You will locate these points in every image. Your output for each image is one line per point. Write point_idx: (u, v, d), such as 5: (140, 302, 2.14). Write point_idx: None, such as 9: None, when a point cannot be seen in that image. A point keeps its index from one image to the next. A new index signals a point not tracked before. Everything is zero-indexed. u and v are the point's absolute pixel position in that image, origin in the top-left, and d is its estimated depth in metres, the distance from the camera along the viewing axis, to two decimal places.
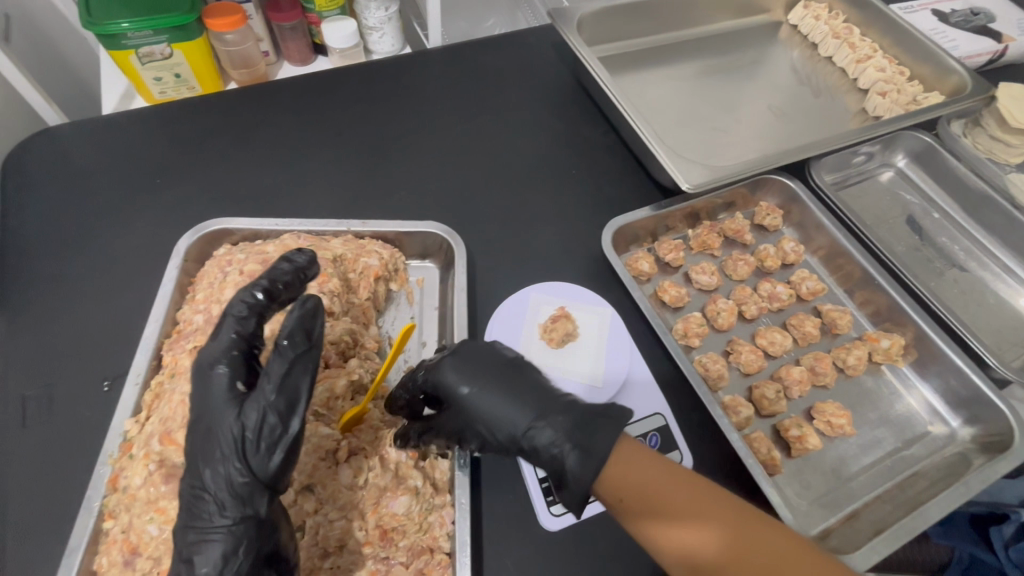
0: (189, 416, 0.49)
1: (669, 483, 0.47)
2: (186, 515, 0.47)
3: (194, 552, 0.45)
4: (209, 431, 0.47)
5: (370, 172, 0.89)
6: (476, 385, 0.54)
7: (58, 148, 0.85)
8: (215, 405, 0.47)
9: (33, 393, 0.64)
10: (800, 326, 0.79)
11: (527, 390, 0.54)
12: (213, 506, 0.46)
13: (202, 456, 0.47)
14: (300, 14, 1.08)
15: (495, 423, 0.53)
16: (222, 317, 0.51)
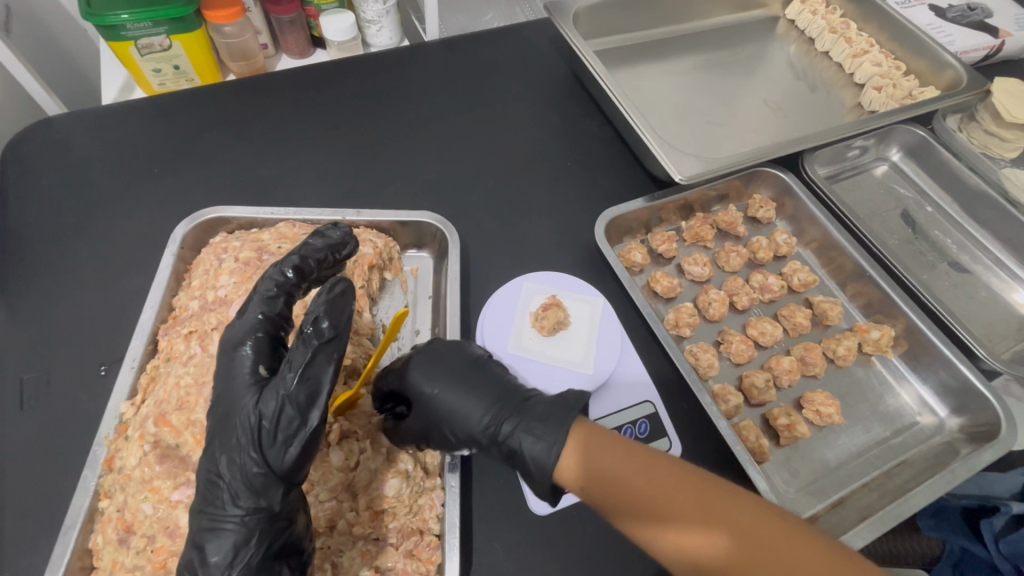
0: (211, 398, 0.50)
1: (643, 468, 0.46)
2: (200, 505, 0.47)
3: (206, 540, 0.45)
4: (229, 418, 0.48)
5: (366, 163, 0.90)
6: (433, 376, 0.58)
7: (57, 137, 0.86)
8: (237, 389, 0.49)
9: (32, 376, 0.65)
10: (791, 316, 0.80)
11: (484, 391, 0.57)
12: (226, 495, 0.46)
13: (220, 441, 0.48)
14: (298, 7, 1.09)
15: (453, 412, 0.56)
16: (252, 294, 0.54)
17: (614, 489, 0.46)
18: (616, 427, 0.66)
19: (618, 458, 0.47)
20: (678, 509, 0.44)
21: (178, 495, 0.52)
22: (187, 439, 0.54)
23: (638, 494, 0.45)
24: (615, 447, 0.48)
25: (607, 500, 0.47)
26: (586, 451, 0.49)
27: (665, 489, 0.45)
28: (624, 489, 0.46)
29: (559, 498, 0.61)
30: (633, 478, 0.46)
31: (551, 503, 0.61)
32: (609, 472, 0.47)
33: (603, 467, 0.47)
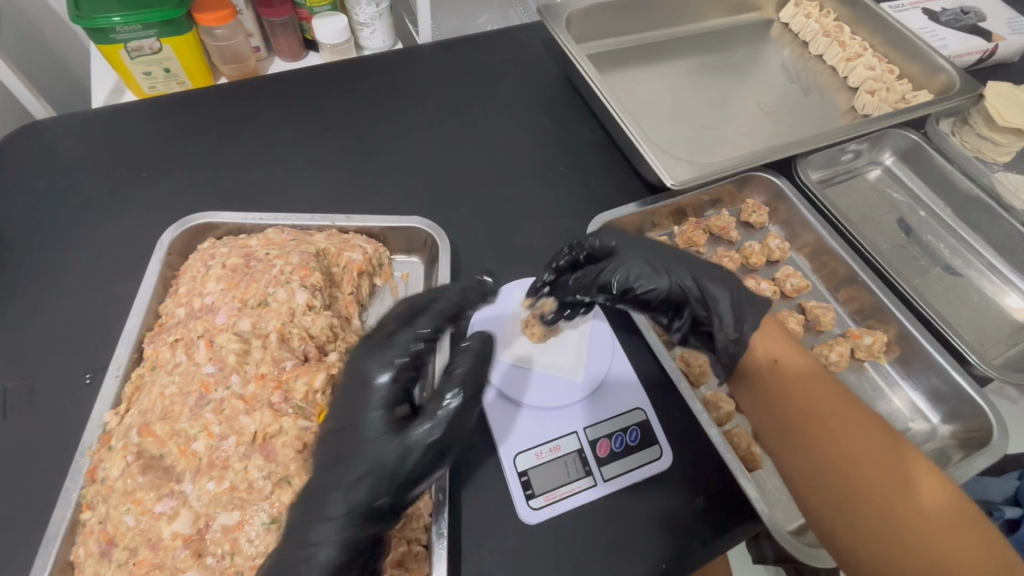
0: (337, 423, 0.52)
1: (830, 389, 0.57)
2: (289, 528, 0.49)
3: (307, 561, 0.47)
4: (343, 460, 0.50)
5: (357, 167, 0.89)
6: (638, 245, 0.69)
7: (45, 141, 0.85)
8: (377, 424, 0.51)
9: (16, 385, 0.64)
10: (783, 322, 0.80)
11: (675, 258, 0.67)
12: (337, 519, 0.49)
13: (342, 466, 0.50)
14: (290, 9, 1.08)
15: (661, 270, 0.66)
16: (400, 330, 0.56)
17: (791, 385, 0.58)
18: (606, 435, 0.65)
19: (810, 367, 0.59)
20: (845, 417, 0.55)
21: (161, 507, 0.51)
22: (171, 450, 0.54)
23: (810, 400, 0.57)
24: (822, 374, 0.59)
25: (782, 389, 0.59)
26: (786, 353, 0.61)
27: (850, 410, 0.55)
28: (802, 396, 0.57)
29: (549, 507, 0.61)
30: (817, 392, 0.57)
31: (541, 512, 0.60)
32: (796, 377, 0.59)
33: (800, 370, 0.59)
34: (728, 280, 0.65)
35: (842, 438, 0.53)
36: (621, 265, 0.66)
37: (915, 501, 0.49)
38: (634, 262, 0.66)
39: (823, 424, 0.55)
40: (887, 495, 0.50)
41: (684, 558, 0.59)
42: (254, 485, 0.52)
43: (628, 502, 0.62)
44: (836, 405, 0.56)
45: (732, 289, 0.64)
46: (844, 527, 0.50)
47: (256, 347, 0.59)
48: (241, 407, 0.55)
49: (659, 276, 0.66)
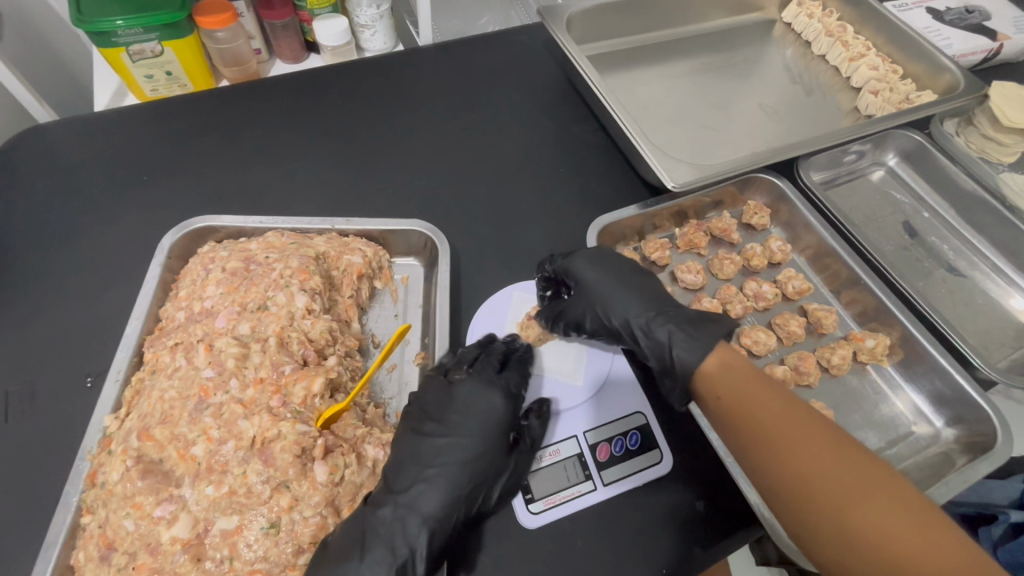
0: (451, 445, 0.60)
1: (773, 397, 0.55)
2: (429, 517, 0.55)
3: (384, 566, 0.52)
4: (494, 467, 0.59)
5: (358, 170, 0.89)
6: (602, 276, 0.72)
7: (46, 145, 0.86)
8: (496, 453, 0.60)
9: (17, 389, 0.64)
10: (785, 325, 0.79)
11: (640, 300, 0.70)
12: (421, 533, 0.54)
13: (446, 489, 0.57)
14: (291, 12, 1.08)
15: (610, 308, 0.69)
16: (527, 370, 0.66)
17: (737, 411, 0.55)
18: (606, 439, 0.65)
19: (748, 378, 0.57)
20: (793, 428, 0.52)
21: (160, 511, 0.51)
22: (170, 454, 0.54)
23: (759, 421, 0.54)
24: (764, 380, 0.57)
25: (731, 416, 0.56)
26: (725, 377, 0.58)
27: (796, 418, 0.53)
28: (753, 416, 0.54)
29: (548, 512, 0.61)
30: (764, 410, 0.54)
31: (540, 517, 0.60)
32: (739, 393, 0.56)
33: (742, 391, 0.56)
34: (673, 319, 0.67)
35: (794, 456, 0.51)
36: (580, 301, 0.70)
37: (873, 517, 0.47)
38: (592, 297, 0.70)
39: (773, 443, 0.52)
40: (849, 502, 0.48)
41: (684, 563, 0.59)
42: (252, 489, 0.52)
43: (628, 506, 0.62)
44: (783, 417, 0.53)
45: (674, 329, 0.65)
46: (828, 545, 0.48)
47: (255, 351, 0.59)
48: (240, 412, 0.55)
49: (608, 315, 0.69)
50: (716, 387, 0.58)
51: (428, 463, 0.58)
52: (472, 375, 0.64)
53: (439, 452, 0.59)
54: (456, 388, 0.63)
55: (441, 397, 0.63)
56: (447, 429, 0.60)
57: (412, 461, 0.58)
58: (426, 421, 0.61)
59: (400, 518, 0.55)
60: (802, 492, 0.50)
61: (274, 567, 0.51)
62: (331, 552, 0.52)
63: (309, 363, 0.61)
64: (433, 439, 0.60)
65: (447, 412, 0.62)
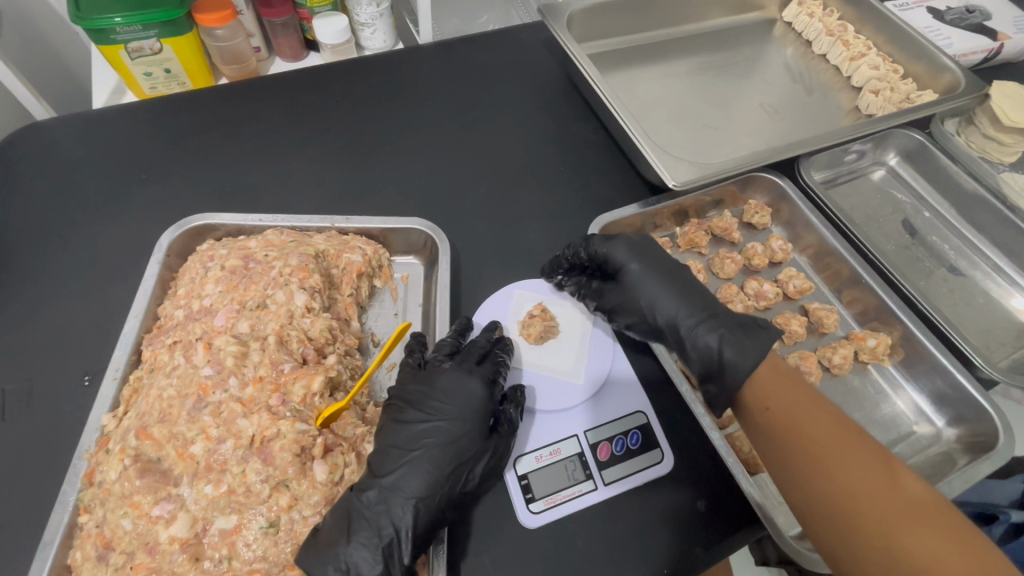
0: (424, 429, 0.58)
1: (823, 416, 0.57)
2: (414, 496, 0.54)
3: (367, 549, 0.52)
4: (474, 447, 0.58)
5: (357, 168, 0.89)
6: (647, 270, 0.71)
7: (44, 143, 0.85)
8: (472, 435, 0.59)
9: (15, 387, 0.64)
10: (786, 324, 0.79)
11: (685, 301, 0.69)
12: (402, 516, 0.54)
13: (422, 471, 0.56)
14: (291, 10, 1.08)
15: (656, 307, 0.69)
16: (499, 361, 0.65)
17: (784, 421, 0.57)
18: (607, 438, 0.65)
19: (791, 395, 0.59)
20: (833, 448, 0.54)
21: (159, 511, 0.51)
22: (168, 453, 0.53)
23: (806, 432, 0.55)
24: (817, 402, 0.58)
25: (774, 425, 0.58)
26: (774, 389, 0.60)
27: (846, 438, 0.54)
28: (795, 433, 0.56)
29: (549, 511, 0.60)
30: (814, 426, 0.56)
31: (540, 516, 0.60)
32: (781, 410, 0.58)
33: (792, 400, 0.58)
34: (721, 323, 0.66)
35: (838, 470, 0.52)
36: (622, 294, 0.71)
37: (912, 539, 0.47)
38: (634, 293, 0.70)
39: (812, 459, 0.54)
40: (886, 523, 0.48)
41: (685, 562, 0.58)
42: (251, 489, 0.52)
43: (629, 504, 0.62)
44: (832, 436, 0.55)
45: (724, 334, 0.65)
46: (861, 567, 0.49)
47: (254, 350, 0.59)
48: (239, 410, 0.55)
49: (651, 314, 0.69)
50: (766, 396, 0.60)
51: (408, 446, 0.57)
52: (452, 365, 0.63)
53: (420, 434, 0.58)
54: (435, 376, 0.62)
55: (419, 384, 0.62)
56: (426, 412, 0.59)
57: (393, 445, 0.57)
58: (405, 407, 0.60)
59: (383, 499, 0.54)
60: (838, 511, 0.51)
61: (273, 566, 0.51)
62: (323, 538, 0.51)
63: (308, 362, 0.61)
64: (411, 423, 0.59)
65: (426, 398, 0.60)
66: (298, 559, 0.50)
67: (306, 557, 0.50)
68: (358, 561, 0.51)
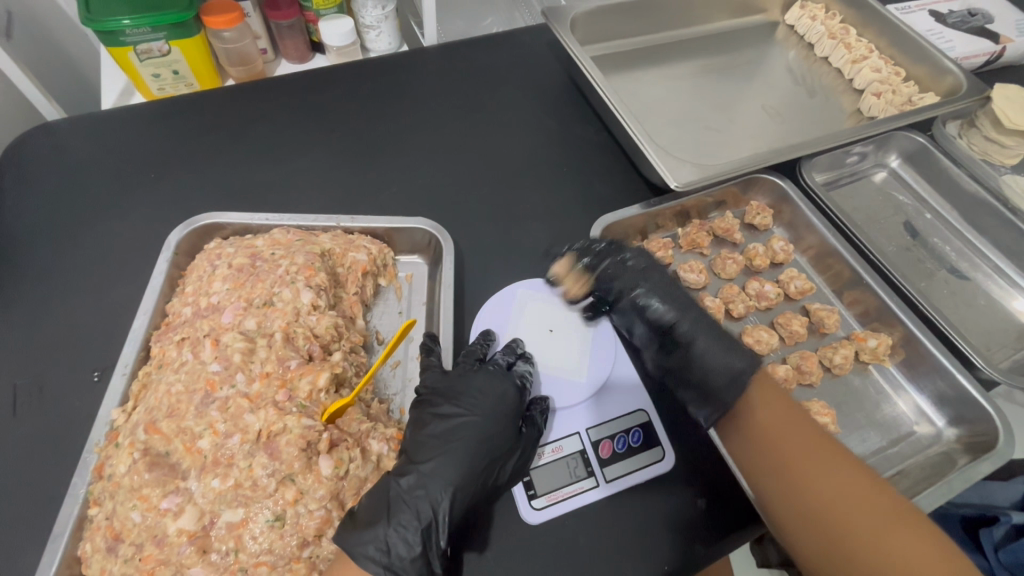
0: (460, 421, 0.61)
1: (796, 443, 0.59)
2: (452, 484, 0.56)
3: (406, 532, 0.53)
4: (506, 443, 0.60)
5: (362, 168, 0.90)
6: (650, 285, 0.70)
7: (54, 142, 0.87)
8: (505, 429, 0.61)
9: (25, 383, 0.65)
10: (787, 324, 0.79)
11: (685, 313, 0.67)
12: (439, 501, 0.55)
13: (459, 460, 0.58)
14: (297, 12, 1.09)
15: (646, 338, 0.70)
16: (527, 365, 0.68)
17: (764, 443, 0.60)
18: (609, 435, 0.66)
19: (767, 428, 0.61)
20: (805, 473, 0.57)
21: (167, 503, 0.52)
22: (177, 447, 0.54)
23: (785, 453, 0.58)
24: (796, 419, 0.61)
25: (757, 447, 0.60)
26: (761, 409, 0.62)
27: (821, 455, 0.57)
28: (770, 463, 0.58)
29: (552, 507, 0.61)
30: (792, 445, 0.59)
31: (543, 512, 0.61)
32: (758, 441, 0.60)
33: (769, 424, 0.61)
34: (713, 345, 0.65)
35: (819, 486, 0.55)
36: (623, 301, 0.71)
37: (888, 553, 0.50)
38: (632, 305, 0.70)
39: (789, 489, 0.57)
40: (874, 536, 0.51)
41: (687, 560, 0.59)
42: (258, 482, 0.53)
43: (631, 502, 0.62)
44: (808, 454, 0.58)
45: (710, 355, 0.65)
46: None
47: (261, 346, 0.60)
48: (246, 406, 0.56)
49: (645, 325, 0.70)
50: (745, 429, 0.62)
51: (446, 437, 0.60)
52: (483, 368, 0.66)
53: (457, 426, 0.60)
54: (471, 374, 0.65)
55: (450, 382, 0.64)
56: (462, 406, 0.62)
57: (430, 435, 0.60)
58: (440, 402, 0.62)
59: (423, 484, 0.56)
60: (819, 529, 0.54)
61: (279, 559, 0.51)
62: (360, 518, 0.54)
63: (314, 358, 0.62)
64: (447, 416, 0.61)
65: (459, 394, 0.63)
66: (337, 538, 0.52)
67: (345, 536, 0.52)
68: (395, 543, 0.53)
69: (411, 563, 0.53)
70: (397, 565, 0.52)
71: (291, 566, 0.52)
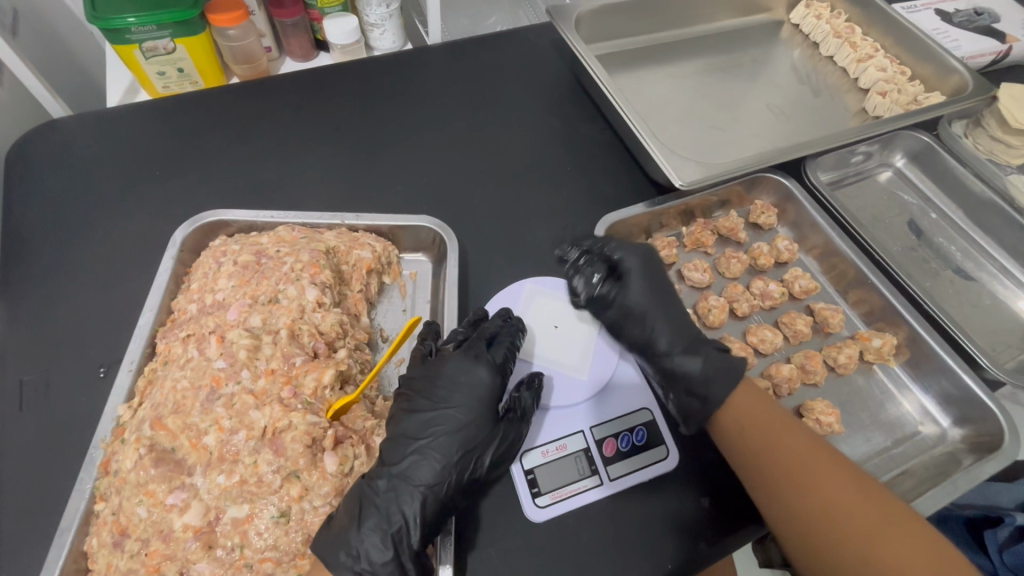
0: (430, 418, 0.59)
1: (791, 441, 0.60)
2: (423, 485, 0.55)
3: (373, 536, 0.53)
4: (482, 435, 0.59)
5: (366, 166, 0.90)
6: (653, 286, 0.71)
7: (60, 140, 0.87)
8: (476, 424, 0.59)
9: (32, 379, 0.65)
10: (791, 324, 0.79)
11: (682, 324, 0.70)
12: (406, 505, 0.54)
13: (427, 461, 0.57)
14: (302, 10, 1.09)
15: (657, 333, 0.69)
16: (509, 349, 0.65)
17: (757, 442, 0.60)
18: (612, 434, 0.65)
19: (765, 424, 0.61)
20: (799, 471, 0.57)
21: (173, 499, 0.52)
22: (183, 443, 0.55)
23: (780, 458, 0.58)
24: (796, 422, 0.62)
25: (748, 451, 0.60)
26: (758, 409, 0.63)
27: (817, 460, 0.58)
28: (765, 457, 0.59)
29: (555, 505, 0.61)
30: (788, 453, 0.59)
31: (547, 510, 0.61)
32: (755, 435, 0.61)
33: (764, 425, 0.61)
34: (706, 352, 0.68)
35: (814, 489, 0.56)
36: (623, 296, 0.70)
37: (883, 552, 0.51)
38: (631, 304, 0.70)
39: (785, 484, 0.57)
40: (863, 534, 0.52)
41: (691, 559, 0.59)
42: (263, 479, 0.53)
43: (636, 500, 0.62)
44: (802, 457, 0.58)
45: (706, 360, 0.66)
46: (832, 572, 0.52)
47: (266, 343, 0.60)
48: (251, 402, 0.56)
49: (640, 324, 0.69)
50: (742, 419, 0.62)
51: (417, 435, 0.59)
52: (457, 353, 0.63)
53: (428, 423, 0.59)
54: (444, 366, 0.62)
55: (427, 372, 0.63)
56: (433, 401, 0.60)
57: (403, 434, 0.58)
58: (414, 397, 0.61)
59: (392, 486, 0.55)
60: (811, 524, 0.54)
61: (284, 555, 0.52)
62: (337, 523, 0.53)
63: (319, 355, 0.62)
64: (419, 412, 0.60)
65: (433, 387, 0.61)
66: (313, 544, 0.51)
67: (318, 543, 0.51)
68: (366, 547, 0.52)
69: (383, 567, 0.52)
70: (370, 570, 0.52)
71: (296, 562, 0.52)
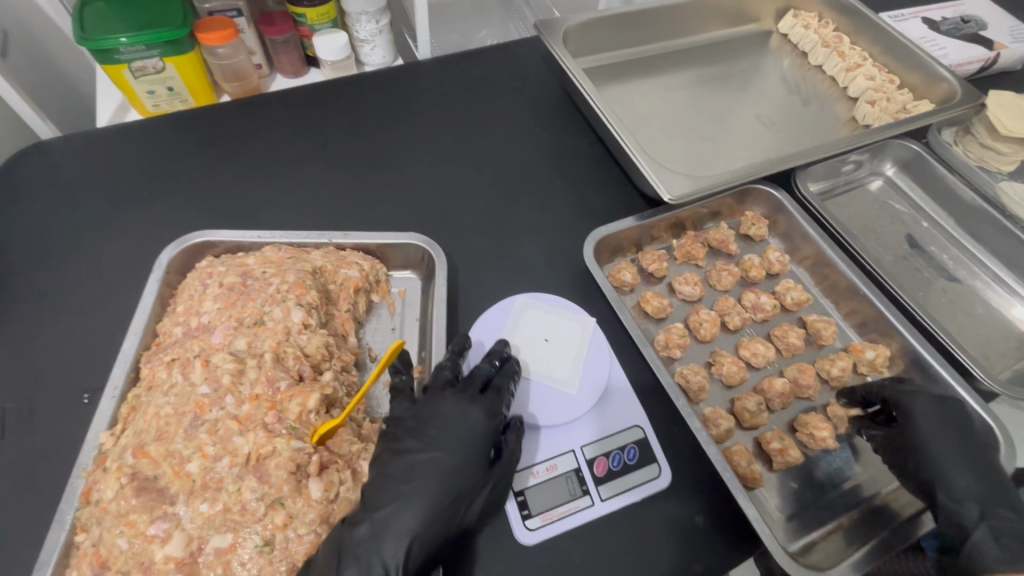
0: (419, 463, 0.58)
1: None
2: (410, 533, 0.54)
3: None
4: (472, 481, 0.58)
5: (355, 183, 0.90)
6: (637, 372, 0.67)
7: (49, 162, 0.87)
8: (466, 471, 0.58)
9: (14, 405, 0.64)
10: (784, 337, 0.78)
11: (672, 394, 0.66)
12: (391, 555, 0.53)
13: (413, 508, 0.55)
14: (291, 27, 1.10)
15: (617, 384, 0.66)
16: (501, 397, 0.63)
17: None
18: (603, 454, 0.65)
19: None
20: None
21: (154, 529, 0.51)
22: (165, 471, 0.54)
23: None
24: None
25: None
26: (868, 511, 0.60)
27: None
28: None
29: (545, 528, 0.60)
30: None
31: (537, 533, 0.60)
32: None
33: None
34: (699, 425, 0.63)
35: None
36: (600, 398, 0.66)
37: None
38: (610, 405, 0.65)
39: None
40: None
41: None
42: (246, 507, 0.52)
43: (628, 521, 0.61)
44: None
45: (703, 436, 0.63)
46: None
47: (251, 367, 0.59)
48: (235, 428, 0.55)
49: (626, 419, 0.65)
50: None
51: (403, 478, 0.57)
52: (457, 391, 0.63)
53: (416, 465, 0.58)
54: (439, 404, 0.62)
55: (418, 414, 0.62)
56: (422, 443, 0.59)
57: (389, 476, 0.57)
58: (403, 437, 0.60)
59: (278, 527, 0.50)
60: None
61: None
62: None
63: (304, 379, 0.61)
64: (407, 454, 0.58)
65: (423, 428, 0.60)
66: None
67: None
68: None
69: None
70: None
71: None
